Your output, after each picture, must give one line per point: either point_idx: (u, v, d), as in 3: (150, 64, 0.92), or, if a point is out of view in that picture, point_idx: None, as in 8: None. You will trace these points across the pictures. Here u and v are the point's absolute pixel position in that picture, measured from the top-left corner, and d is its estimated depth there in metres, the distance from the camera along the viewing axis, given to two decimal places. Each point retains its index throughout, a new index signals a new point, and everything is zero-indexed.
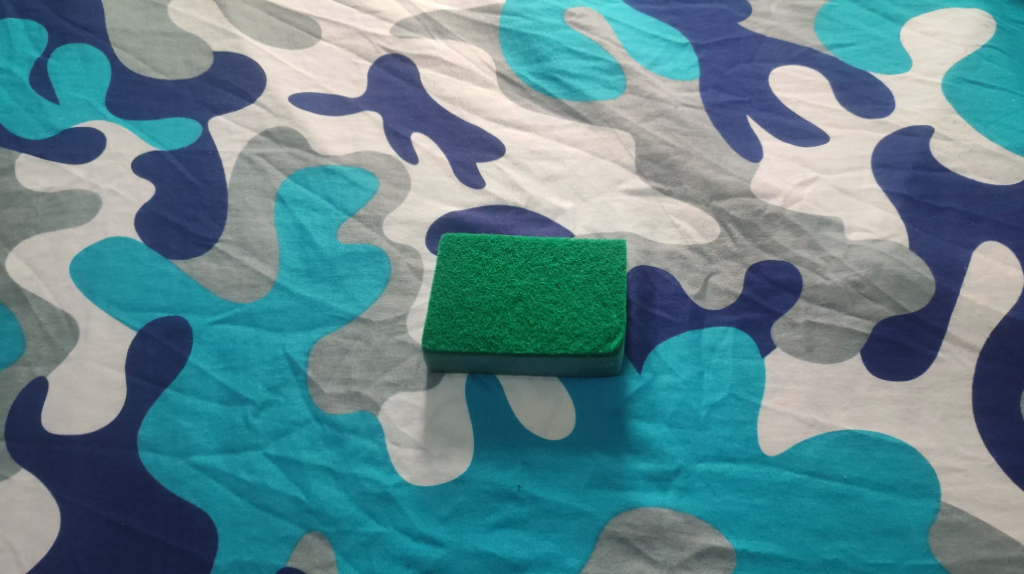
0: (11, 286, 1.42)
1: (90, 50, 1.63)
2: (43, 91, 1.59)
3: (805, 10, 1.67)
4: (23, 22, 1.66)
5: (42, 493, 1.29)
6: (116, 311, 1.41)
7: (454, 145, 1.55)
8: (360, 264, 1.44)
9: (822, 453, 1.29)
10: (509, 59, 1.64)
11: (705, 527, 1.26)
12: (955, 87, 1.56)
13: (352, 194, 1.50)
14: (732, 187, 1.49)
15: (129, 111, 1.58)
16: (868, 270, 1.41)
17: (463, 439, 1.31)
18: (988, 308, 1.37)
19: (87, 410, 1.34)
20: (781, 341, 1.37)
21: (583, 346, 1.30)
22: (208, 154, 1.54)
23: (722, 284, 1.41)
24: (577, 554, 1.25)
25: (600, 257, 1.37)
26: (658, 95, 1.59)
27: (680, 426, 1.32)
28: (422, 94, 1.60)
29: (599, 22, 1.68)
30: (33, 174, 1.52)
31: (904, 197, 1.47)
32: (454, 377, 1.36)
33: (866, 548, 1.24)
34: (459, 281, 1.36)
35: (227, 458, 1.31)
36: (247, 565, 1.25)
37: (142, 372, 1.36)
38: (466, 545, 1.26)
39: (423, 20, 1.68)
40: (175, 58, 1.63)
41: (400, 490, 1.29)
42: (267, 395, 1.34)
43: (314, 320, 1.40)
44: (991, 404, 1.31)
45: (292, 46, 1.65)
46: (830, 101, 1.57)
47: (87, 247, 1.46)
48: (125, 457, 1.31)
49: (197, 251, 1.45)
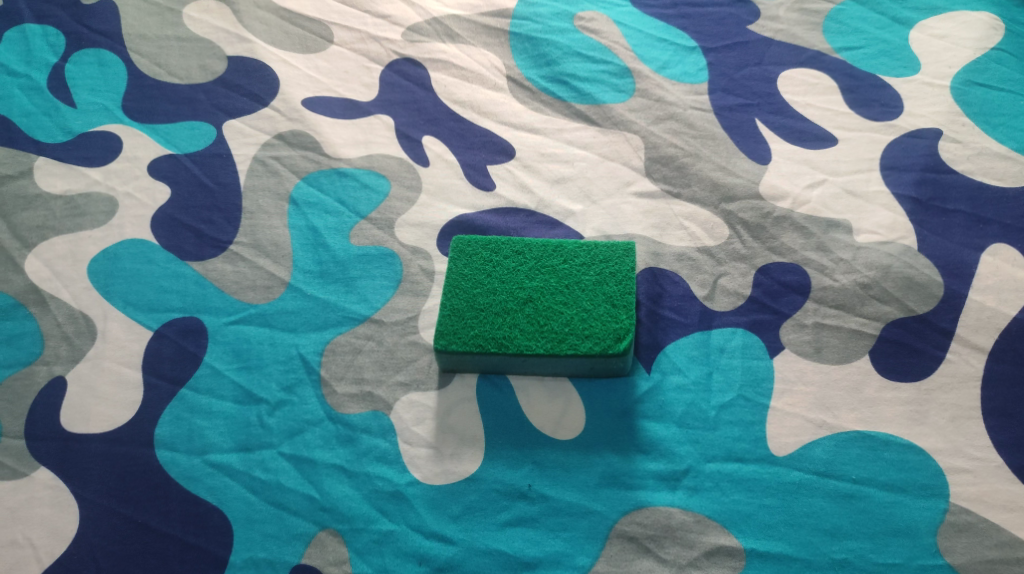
0: (29, 287, 1.44)
1: (106, 54, 1.66)
2: (60, 95, 1.61)
3: (814, 13, 1.69)
4: (41, 28, 1.69)
5: (61, 490, 1.31)
6: (132, 312, 1.43)
7: (466, 148, 1.56)
8: (373, 265, 1.45)
9: (831, 454, 1.30)
10: (519, 63, 1.65)
11: (714, 526, 1.27)
12: (964, 90, 1.57)
13: (364, 196, 1.51)
14: (741, 189, 1.50)
15: (145, 115, 1.60)
16: (876, 272, 1.42)
17: (475, 438, 1.33)
18: (996, 310, 1.38)
19: (104, 409, 1.36)
20: (790, 342, 1.38)
21: (593, 346, 1.31)
22: (222, 157, 1.55)
23: (730, 285, 1.42)
24: (587, 552, 1.26)
25: (610, 259, 1.38)
26: (667, 98, 1.60)
27: (690, 426, 1.33)
28: (434, 98, 1.62)
29: (609, 26, 1.69)
30: (51, 177, 1.54)
31: (912, 199, 1.48)
32: (465, 378, 1.37)
33: (875, 548, 1.25)
34: (470, 282, 1.37)
35: (242, 457, 1.33)
36: (262, 562, 1.27)
37: (159, 372, 1.38)
38: (478, 544, 1.27)
39: (434, 25, 1.70)
40: (189, 63, 1.65)
41: (413, 488, 1.30)
42: (281, 394, 1.36)
43: (327, 320, 1.41)
44: (1000, 405, 1.32)
45: (305, 50, 1.67)
46: (838, 103, 1.58)
47: (104, 248, 1.47)
48: (143, 455, 1.33)
49: (211, 253, 1.47)
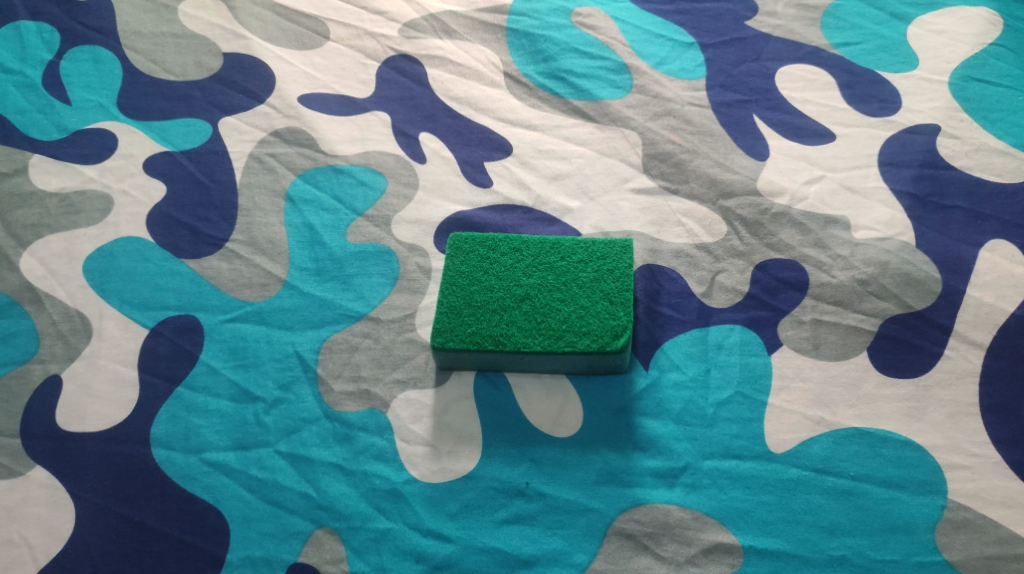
0: (24, 286, 1.44)
1: (101, 52, 1.65)
2: (55, 92, 1.61)
3: (812, 9, 1.68)
4: (36, 25, 1.68)
5: (57, 489, 1.31)
6: (127, 310, 1.42)
7: (463, 145, 1.56)
8: (369, 263, 1.45)
9: (829, 451, 1.30)
10: (516, 59, 1.65)
11: (712, 523, 1.27)
12: (963, 86, 1.57)
13: (361, 193, 1.51)
14: (739, 185, 1.50)
15: (141, 112, 1.59)
16: (874, 269, 1.42)
17: (472, 436, 1.33)
18: (995, 306, 1.38)
19: (100, 408, 1.35)
20: (787, 339, 1.37)
21: (590, 344, 1.31)
22: (218, 154, 1.55)
23: (728, 282, 1.42)
24: (585, 550, 1.26)
25: (607, 256, 1.38)
26: (665, 94, 1.60)
27: (688, 423, 1.33)
28: (430, 94, 1.61)
29: (606, 22, 1.68)
30: (46, 175, 1.53)
31: (910, 195, 1.47)
32: (462, 375, 1.37)
33: (873, 545, 1.25)
34: (466, 280, 1.37)
35: (239, 455, 1.32)
36: (259, 561, 1.26)
37: (155, 370, 1.38)
38: (475, 542, 1.27)
39: (431, 21, 1.69)
40: (185, 59, 1.64)
41: (410, 486, 1.30)
42: (278, 392, 1.36)
43: (324, 318, 1.41)
44: (998, 402, 1.32)
45: (301, 47, 1.66)
46: (836, 99, 1.58)
47: (99, 246, 1.47)
48: (139, 454, 1.32)
49: (207, 250, 1.47)
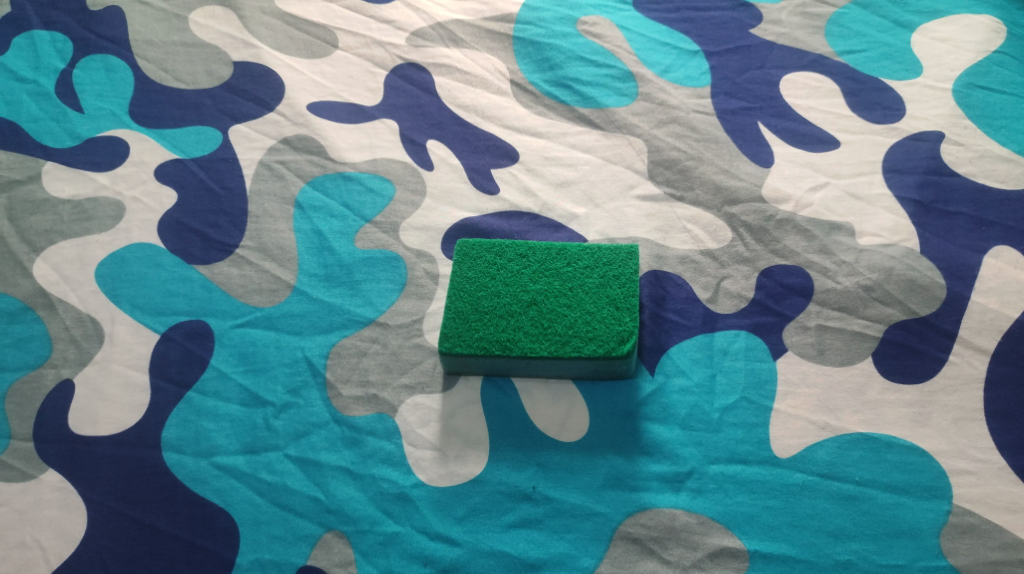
0: (37, 291, 1.46)
1: (113, 60, 1.67)
2: (68, 100, 1.63)
3: (816, 17, 1.69)
4: (49, 34, 1.70)
5: (69, 492, 1.32)
6: (139, 315, 1.44)
7: (469, 152, 1.57)
8: (378, 268, 1.46)
9: (834, 456, 1.31)
10: (522, 67, 1.66)
11: (718, 528, 1.28)
12: (967, 93, 1.58)
13: (369, 200, 1.52)
14: (744, 192, 1.51)
15: (153, 120, 1.61)
16: (879, 274, 1.43)
17: (479, 440, 1.34)
18: (999, 312, 1.39)
19: (112, 411, 1.37)
20: (793, 344, 1.38)
21: (596, 349, 1.32)
22: (228, 161, 1.57)
23: (733, 288, 1.43)
24: (591, 554, 1.27)
25: (613, 262, 1.39)
26: (670, 102, 1.61)
27: (694, 428, 1.34)
28: (437, 102, 1.63)
29: (611, 30, 1.70)
30: (59, 181, 1.55)
31: (915, 202, 1.48)
32: (470, 380, 1.38)
33: (878, 549, 1.25)
34: (474, 285, 1.38)
35: (249, 459, 1.34)
36: (268, 563, 1.27)
37: (166, 375, 1.39)
38: (482, 545, 1.28)
39: (438, 29, 1.71)
40: (196, 68, 1.66)
41: (418, 490, 1.31)
42: (287, 397, 1.37)
43: (333, 323, 1.42)
44: (1003, 407, 1.33)
45: (310, 55, 1.68)
46: (840, 106, 1.59)
47: (111, 252, 1.49)
48: (150, 458, 1.34)
49: (217, 256, 1.48)
